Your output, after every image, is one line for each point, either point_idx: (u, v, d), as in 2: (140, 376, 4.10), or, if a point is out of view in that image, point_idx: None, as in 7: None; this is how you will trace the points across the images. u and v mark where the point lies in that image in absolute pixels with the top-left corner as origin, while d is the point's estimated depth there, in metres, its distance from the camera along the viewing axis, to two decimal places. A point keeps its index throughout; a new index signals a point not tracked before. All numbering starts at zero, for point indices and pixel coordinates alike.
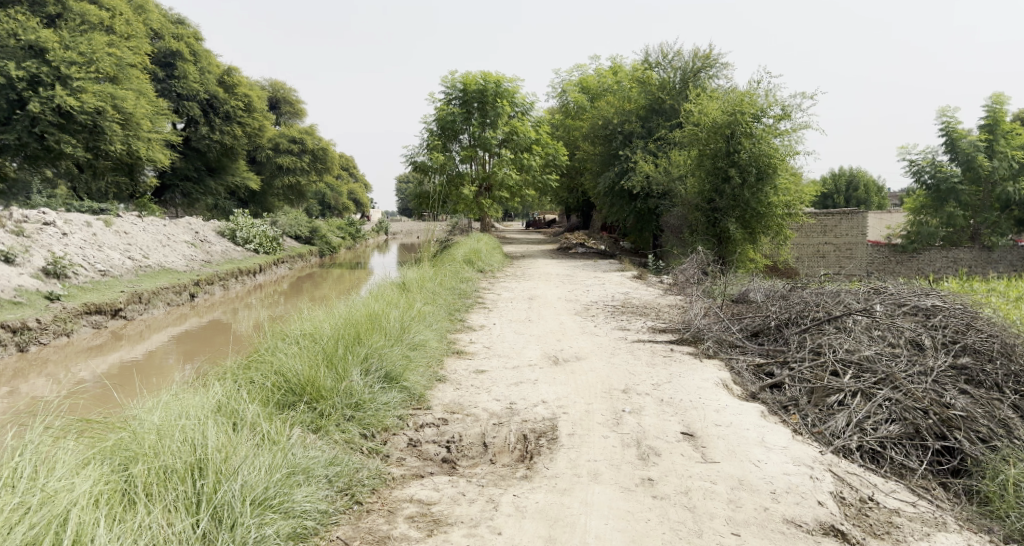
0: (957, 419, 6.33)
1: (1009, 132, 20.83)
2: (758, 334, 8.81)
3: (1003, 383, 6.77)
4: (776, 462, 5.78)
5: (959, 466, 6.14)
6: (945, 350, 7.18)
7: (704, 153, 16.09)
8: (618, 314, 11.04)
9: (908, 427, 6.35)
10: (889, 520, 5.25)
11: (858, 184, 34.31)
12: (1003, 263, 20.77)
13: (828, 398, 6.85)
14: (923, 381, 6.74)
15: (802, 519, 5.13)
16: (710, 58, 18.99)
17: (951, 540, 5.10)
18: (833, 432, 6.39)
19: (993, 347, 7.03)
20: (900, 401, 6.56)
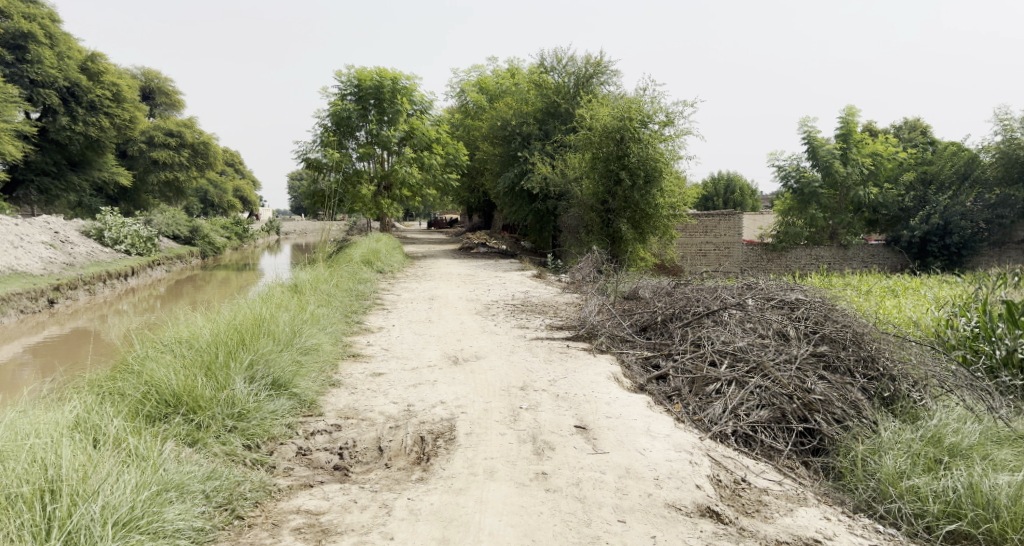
0: (817, 402, 6.82)
1: (860, 141, 22.70)
2: (646, 329, 9.19)
3: (854, 368, 7.34)
4: (660, 450, 6.04)
5: (818, 446, 6.63)
6: (807, 339, 7.71)
7: (597, 157, 16.51)
8: (518, 313, 11.18)
9: (775, 412, 6.81)
10: (760, 499, 5.58)
11: (735, 188, 36.39)
12: (856, 260, 22.78)
13: (706, 387, 7.25)
14: (788, 368, 7.22)
15: (682, 503, 5.37)
16: (601, 64, 19.52)
17: (810, 514, 5.47)
18: (711, 419, 6.77)
19: (846, 335, 7.60)
20: (769, 387, 7.02)
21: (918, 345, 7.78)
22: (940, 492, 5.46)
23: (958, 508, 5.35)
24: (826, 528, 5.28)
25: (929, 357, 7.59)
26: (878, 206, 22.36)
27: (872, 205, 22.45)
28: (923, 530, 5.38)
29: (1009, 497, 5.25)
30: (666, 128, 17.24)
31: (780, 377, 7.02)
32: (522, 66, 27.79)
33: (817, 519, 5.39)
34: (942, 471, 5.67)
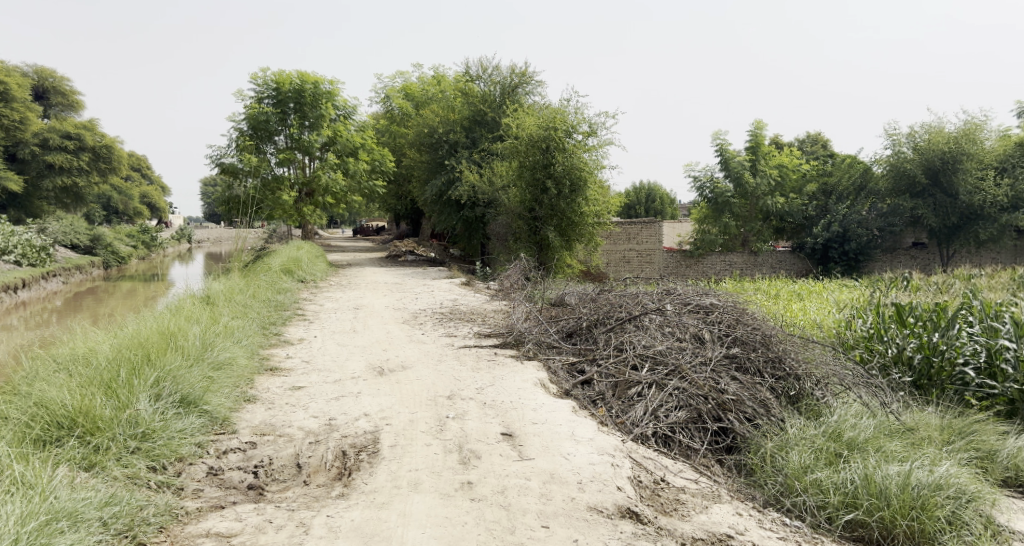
0: (730, 402, 7.06)
1: (768, 153, 23.56)
2: (572, 335, 9.28)
3: (763, 369, 7.63)
4: (584, 453, 6.10)
5: (732, 443, 6.85)
6: (721, 342, 7.97)
7: (523, 165, 16.61)
8: (446, 321, 11.09)
9: (692, 412, 6.99)
10: (677, 498, 5.73)
11: (656, 197, 37.37)
12: (766, 267, 23.40)
13: (629, 390, 7.38)
14: (704, 370, 7.45)
15: (603, 505, 5.43)
16: (526, 74, 19.65)
17: (723, 510, 5.62)
18: (633, 422, 6.89)
19: (756, 337, 7.90)
20: (686, 389, 7.20)
21: (821, 347, 8.18)
22: (839, 484, 5.72)
23: (856, 498, 5.62)
24: (738, 523, 5.44)
25: (830, 358, 7.99)
26: (784, 215, 23.46)
27: (779, 213, 23.52)
28: (825, 521, 5.61)
29: (898, 486, 5.56)
30: (589, 138, 17.58)
31: (696, 379, 7.22)
32: (449, 73, 27.69)
33: (729, 515, 5.55)
34: (841, 464, 5.95)
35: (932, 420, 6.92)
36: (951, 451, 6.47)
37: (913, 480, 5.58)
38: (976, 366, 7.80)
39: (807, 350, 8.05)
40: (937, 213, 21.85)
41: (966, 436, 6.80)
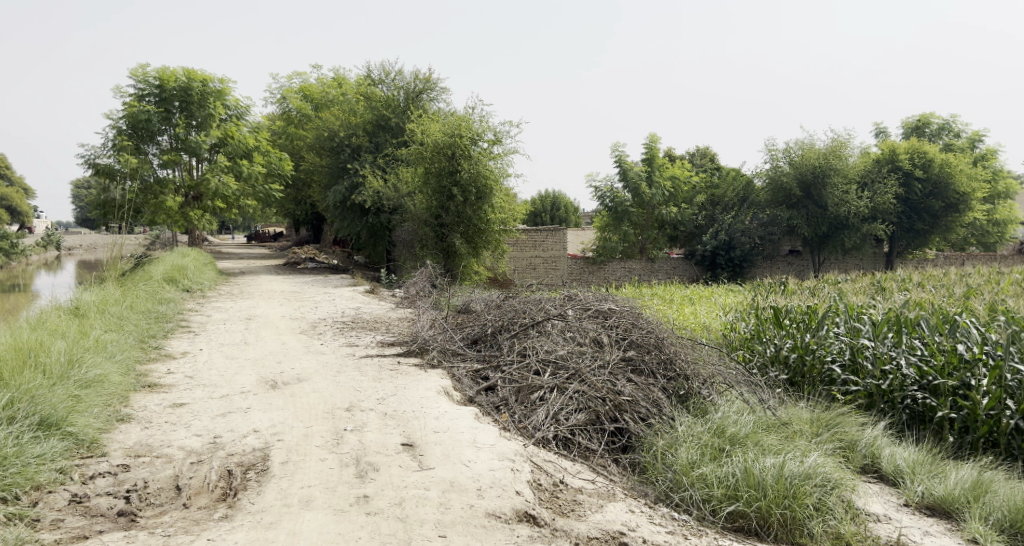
0: (626, 403, 7.21)
1: (662, 165, 24.56)
2: (477, 341, 9.22)
3: (656, 370, 7.84)
4: (484, 460, 6.03)
5: (628, 443, 6.99)
6: (618, 345, 8.13)
7: (429, 171, 16.45)
8: (347, 330, 10.77)
9: (590, 414, 7.08)
10: (574, 499, 5.78)
11: (561, 205, 38.00)
12: (661, 273, 24.55)
13: (531, 395, 7.39)
14: (602, 373, 7.56)
15: (501, 510, 5.38)
16: (430, 81, 19.58)
17: (617, 508, 5.71)
18: (535, 426, 6.91)
19: (650, 339, 8.11)
20: (585, 391, 7.29)
21: (709, 350, 8.55)
22: (722, 478, 5.93)
23: (736, 490, 5.84)
24: (630, 520, 5.53)
25: (716, 359, 8.36)
26: (677, 224, 24.47)
27: (672, 222, 24.51)
28: (709, 513, 5.79)
29: (774, 477, 5.82)
30: (494, 146, 17.67)
31: (595, 381, 7.33)
32: (349, 75, 27.05)
33: (623, 512, 5.64)
34: (724, 458, 6.18)
35: (803, 414, 7.36)
36: (820, 443, 6.83)
37: (786, 471, 5.86)
38: (841, 363, 8.29)
39: (697, 352, 8.36)
40: (810, 223, 23.51)
41: (831, 428, 7.20)
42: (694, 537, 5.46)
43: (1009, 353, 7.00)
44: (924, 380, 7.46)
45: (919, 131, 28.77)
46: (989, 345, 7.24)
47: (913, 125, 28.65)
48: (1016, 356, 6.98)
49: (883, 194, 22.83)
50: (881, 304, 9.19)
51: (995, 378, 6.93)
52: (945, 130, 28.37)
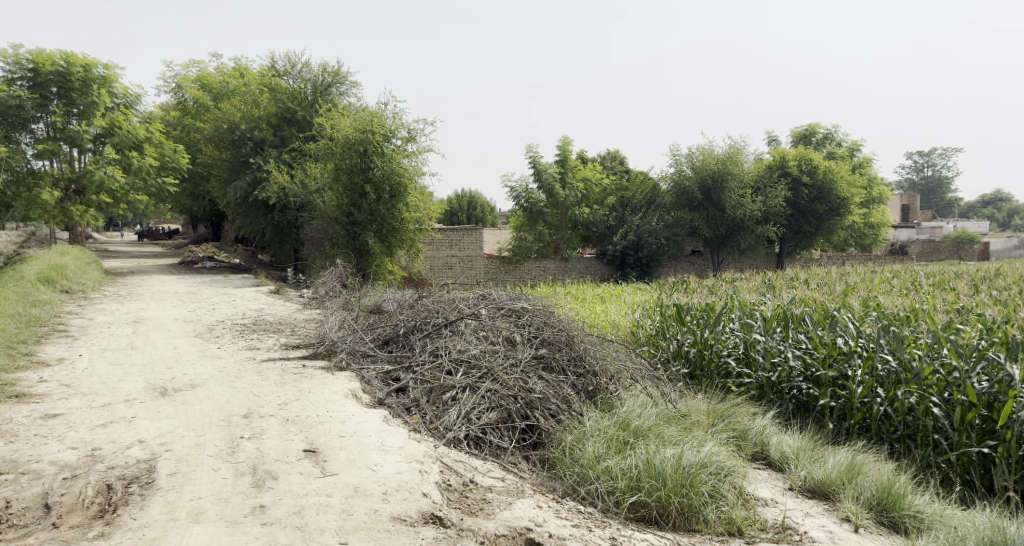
0: (537, 400, 7.21)
1: (575, 167, 24.87)
2: (388, 342, 9.01)
3: (567, 367, 7.89)
4: (391, 463, 5.87)
5: (538, 440, 7.00)
6: (531, 343, 8.11)
7: (340, 168, 15.93)
8: (249, 333, 10.28)
9: (502, 412, 7.05)
10: (483, 498, 5.72)
11: (477, 204, 37.88)
12: (575, 272, 24.79)
13: (443, 395, 7.29)
14: (514, 371, 7.53)
15: (407, 514, 5.24)
16: (339, 74, 19.03)
17: (526, 504, 5.69)
18: (446, 426, 6.83)
19: (561, 337, 8.15)
20: (498, 390, 7.25)
21: (617, 346, 8.71)
22: (626, 470, 6.03)
23: (638, 481, 5.94)
24: (537, 516, 5.52)
25: (625, 355, 8.53)
26: (589, 224, 24.89)
27: (584, 223, 24.90)
28: (613, 505, 5.87)
29: (673, 467, 5.96)
30: (408, 144, 17.39)
31: (507, 380, 7.29)
32: (250, 65, 25.93)
33: (531, 508, 5.62)
34: (628, 450, 6.28)
35: (700, 406, 7.60)
36: (715, 433, 7.06)
37: (685, 460, 6.00)
38: (736, 356, 8.66)
39: (605, 348, 8.51)
40: (710, 225, 24.46)
41: (725, 418, 7.47)
42: (599, 529, 5.50)
43: (880, 345, 7.33)
44: (808, 372, 7.82)
45: (806, 139, 30.41)
46: (863, 339, 7.63)
47: (801, 133, 30.21)
48: (886, 347, 7.31)
49: (774, 198, 24.03)
50: (770, 301, 9.66)
51: (868, 367, 7.26)
52: (828, 139, 30.18)
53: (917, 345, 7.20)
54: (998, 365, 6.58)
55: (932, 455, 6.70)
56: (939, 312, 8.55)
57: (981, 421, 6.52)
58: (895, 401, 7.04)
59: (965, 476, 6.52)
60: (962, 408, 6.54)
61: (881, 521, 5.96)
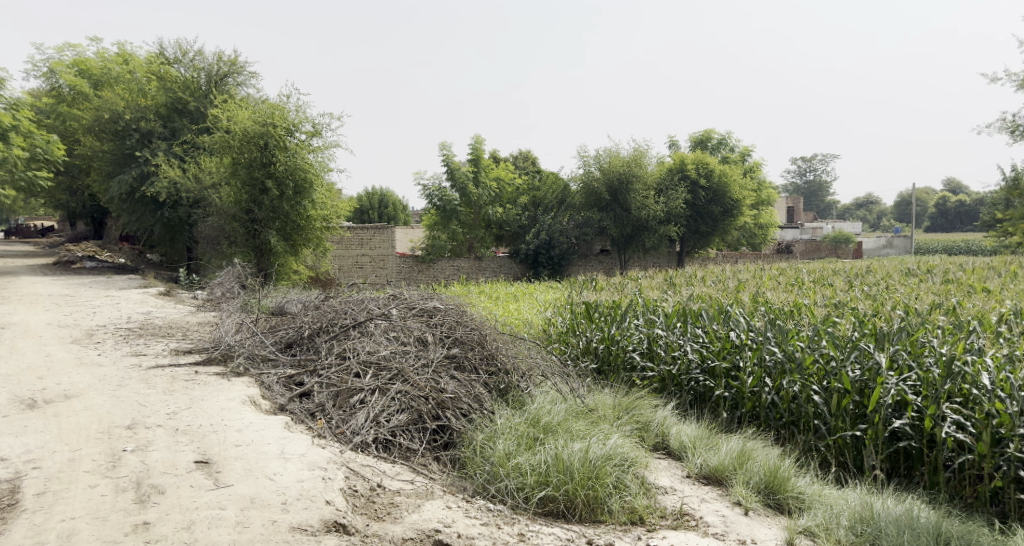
0: (449, 400, 7.06)
1: (488, 166, 24.82)
2: (291, 345, 8.59)
3: (479, 366, 7.79)
4: (292, 471, 5.57)
5: (449, 440, 6.85)
6: (443, 343, 7.93)
7: (238, 162, 15.18)
8: (134, 338, 9.59)
9: (412, 414, 6.85)
10: (391, 501, 5.52)
11: (388, 203, 37.26)
12: (489, 271, 24.58)
13: (350, 398, 7.02)
14: (425, 371, 7.34)
15: (308, 523, 4.98)
16: (236, 64, 18.17)
17: (435, 506, 5.54)
18: (353, 430, 6.58)
19: (473, 336, 8.03)
20: (408, 391, 7.04)
21: (529, 345, 8.67)
22: (535, 466, 5.98)
23: (547, 476, 5.91)
24: (446, 517, 5.38)
25: (536, 352, 8.53)
26: (502, 223, 24.89)
27: (497, 221, 24.90)
28: (523, 501, 5.80)
29: (580, 460, 5.95)
30: (312, 138, 16.84)
31: (418, 380, 7.10)
32: (136, 52, 24.37)
33: (440, 510, 5.47)
34: (538, 446, 6.23)
35: (606, 400, 7.67)
36: (620, 426, 7.12)
37: (591, 453, 6.01)
38: (640, 351, 8.83)
39: (517, 346, 8.48)
40: (618, 224, 24.96)
41: (630, 411, 7.57)
42: (507, 526, 5.42)
43: (768, 338, 7.62)
44: (705, 364, 8.05)
45: (703, 144, 31.60)
46: (753, 332, 7.91)
47: (698, 138, 31.38)
48: (773, 340, 7.61)
49: (675, 200, 24.88)
50: (671, 297, 9.91)
51: (757, 358, 7.53)
52: (723, 144, 31.53)
53: (800, 336, 7.51)
54: (869, 353, 6.87)
55: (813, 440, 7.00)
56: (819, 306, 9.00)
57: (854, 406, 6.80)
58: (781, 390, 7.34)
59: (840, 458, 6.80)
60: (838, 395, 6.82)
61: (768, 503, 6.16)
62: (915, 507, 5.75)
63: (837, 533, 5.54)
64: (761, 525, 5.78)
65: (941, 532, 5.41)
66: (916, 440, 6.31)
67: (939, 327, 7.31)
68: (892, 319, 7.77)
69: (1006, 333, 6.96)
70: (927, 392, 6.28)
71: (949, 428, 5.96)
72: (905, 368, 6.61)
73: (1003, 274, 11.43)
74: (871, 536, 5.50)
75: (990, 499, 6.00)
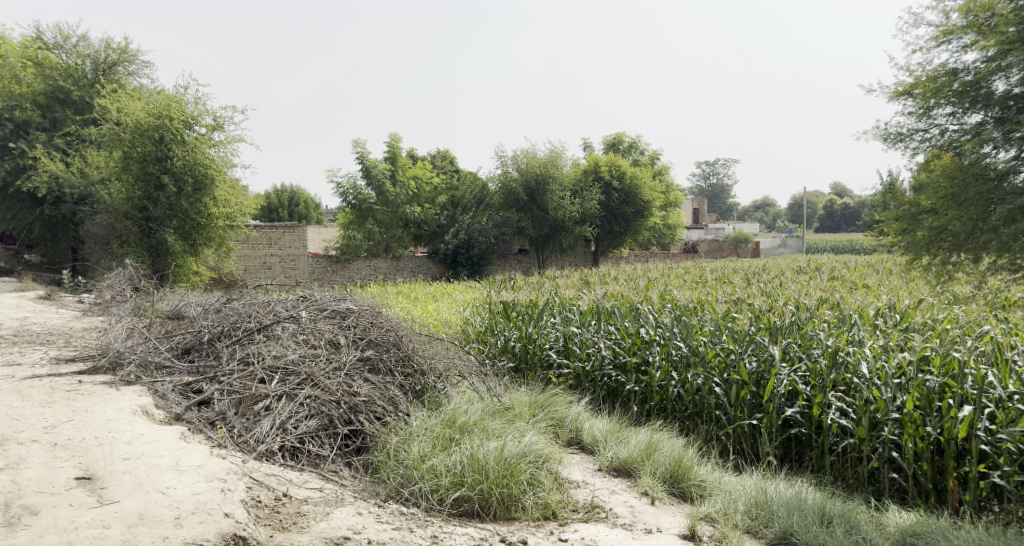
0: (361, 404, 6.86)
1: (404, 165, 24.55)
2: (189, 351, 8.07)
3: (394, 368, 7.60)
4: (187, 484, 5.24)
5: (362, 445, 6.66)
6: (356, 345, 7.69)
7: (129, 156, 14.27)
8: (7, 346, 8.83)
9: (323, 419, 6.61)
10: (297, 511, 5.31)
11: (299, 200, 36.10)
12: (406, 271, 23.89)
13: (254, 406, 6.68)
14: (337, 375, 7.09)
15: (204, 537, 4.69)
16: (128, 52, 17.39)
17: (345, 513, 5.36)
18: (257, 439, 6.28)
19: (389, 338, 7.82)
20: (318, 396, 6.79)
21: (446, 345, 8.54)
22: (450, 467, 5.87)
23: (462, 476, 5.81)
24: (356, 523, 5.21)
25: (452, 352, 8.41)
26: (420, 223, 24.58)
27: (415, 221, 24.53)
28: (437, 502, 5.69)
29: (495, 459, 5.88)
30: (214, 132, 16.11)
31: (329, 384, 6.86)
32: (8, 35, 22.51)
33: (350, 517, 5.30)
34: (453, 447, 6.12)
35: (522, 398, 7.65)
36: (535, 423, 7.11)
37: (506, 451, 5.95)
38: (556, 349, 8.88)
39: (433, 346, 8.34)
40: (535, 224, 25.14)
41: (545, 408, 7.57)
42: (420, 529, 5.30)
43: (675, 333, 7.81)
44: (617, 360, 8.15)
45: (614, 147, 32.33)
46: (662, 328, 8.08)
47: (610, 141, 32.06)
48: (679, 335, 7.83)
49: (590, 201, 25.32)
50: (586, 296, 10.04)
51: (664, 354, 7.71)
52: (634, 148, 32.33)
53: (704, 332, 7.76)
54: (765, 347, 7.14)
55: (714, 430, 7.21)
56: (721, 302, 9.31)
57: (751, 397, 7.05)
58: (687, 383, 7.51)
59: (739, 446, 7.01)
60: (737, 387, 7.05)
61: (673, 492, 6.27)
62: (803, 490, 5.98)
63: (735, 517, 5.66)
64: (666, 514, 5.87)
65: (826, 512, 5.62)
66: (806, 427, 6.59)
67: (830, 320, 7.67)
68: (786, 314, 8.12)
69: (884, 325, 7.41)
70: (815, 381, 6.59)
71: (834, 415, 6.26)
72: (797, 359, 6.90)
73: (881, 271, 12.20)
74: (764, 518, 5.66)
75: (868, 479, 6.31)
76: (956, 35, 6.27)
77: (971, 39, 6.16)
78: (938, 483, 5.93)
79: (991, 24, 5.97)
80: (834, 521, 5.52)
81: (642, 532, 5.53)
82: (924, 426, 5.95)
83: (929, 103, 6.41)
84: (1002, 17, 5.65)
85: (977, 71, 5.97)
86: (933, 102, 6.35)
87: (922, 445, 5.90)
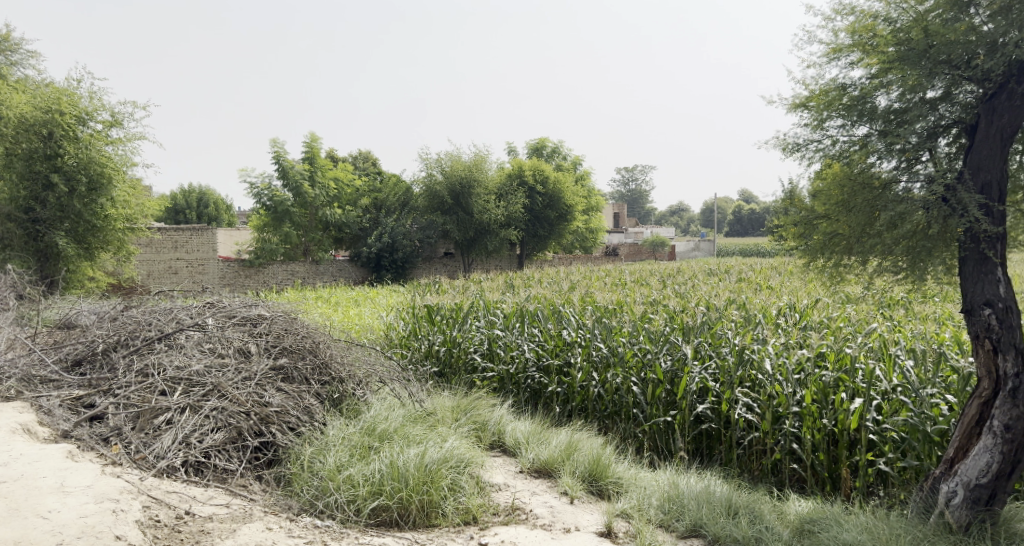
0: (273, 414, 6.51)
1: (324, 166, 23.70)
2: (80, 363, 7.44)
3: (309, 376, 7.26)
4: (73, 506, 4.80)
5: (274, 457, 6.31)
6: (268, 354, 7.30)
7: (13, 153, 13.22)
8: None
9: (230, 432, 6.21)
10: (200, 529, 4.96)
11: (209, 202, 34.57)
12: (326, 276, 23.28)
13: (154, 419, 6.21)
14: (246, 385, 6.68)
15: None
16: (10, 40, 16.19)
17: (253, 529, 5.06)
18: (157, 454, 5.84)
19: (304, 345, 7.48)
20: (226, 407, 6.38)
21: (366, 350, 8.26)
22: (368, 476, 5.63)
23: (380, 485, 5.58)
24: (265, 539, 4.93)
25: (373, 358, 8.12)
26: (341, 225, 23.96)
27: (336, 224, 23.92)
28: (354, 513, 5.45)
29: (414, 466, 5.68)
30: (111, 129, 15.15)
31: (238, 395, 6.47)
32: None
33: (258, 533, 5.01)
34: (372, 456, 5.87)
35: (445, 403, 7.47)
36: (457, 427, 6.95)
37: (426, 458, 5.76)
38: (481, 352, 8.76)
39: (353, 352, 8.03)
40: (460, 228, 24.92)
41: (468, 413, 7.40)
42: (334, 542, 5.05)
43: (596, 336, 7.83)
44: (540, 362, 8.08)
45: (538, 152, 32.53)
46: (583, 331, 8.06)
47: (534, 146, 32.19)
48: (600, 337, 7.84)
49: (515, 205, 25.31)
50: (510, 300, 9.94)
51: (585, 355, 7.70)
52: (557, 152, 32.64)
53: (624, 333, 7.77)
54: (678, 346, 7.21)
55: (631, 428, 7.24)
56: (639, 304, 9.39)
57: (665, 394, 7.09)
58: (606, 383, 7.51)
59: (654, 443, 7.05)
60: (653, 385, 7.09)
61: (591, 490, 6.22)
62: (712, 484, 6.04)
63: (648, 513, 5.65)
64: (584, 513, 5.81)
65: (731, 503, 5.68)
66: (715, 422, 6.68)
67: (741, 319, 7.85)
68: (698, 314, 8.25)
69: (784, 323, 7.64)
70: (723, 378, 6.69)
71: (740, 410, 6.39)
72: (707, 357, 7.00)
73: (785, 273, 12.71)
74: (675, 512, 5.66)
75: (771, 470, 6.46)
76: (844, 52, 5.70)
77: (857, 58, 5.64)
78: (833, 471, 6.11)
79: (873, 44, 5.51)
80: (739, 511, 5.57)
81: (561, 532, 5.43)
82: (820, 418, 6.11)
83: (820, 116, 5.80)
84: (881, 38, 5.39)
85: (860, 87, 5.57)
86: (823, 117, 5.77)
87: (818, 436, 6.06)
